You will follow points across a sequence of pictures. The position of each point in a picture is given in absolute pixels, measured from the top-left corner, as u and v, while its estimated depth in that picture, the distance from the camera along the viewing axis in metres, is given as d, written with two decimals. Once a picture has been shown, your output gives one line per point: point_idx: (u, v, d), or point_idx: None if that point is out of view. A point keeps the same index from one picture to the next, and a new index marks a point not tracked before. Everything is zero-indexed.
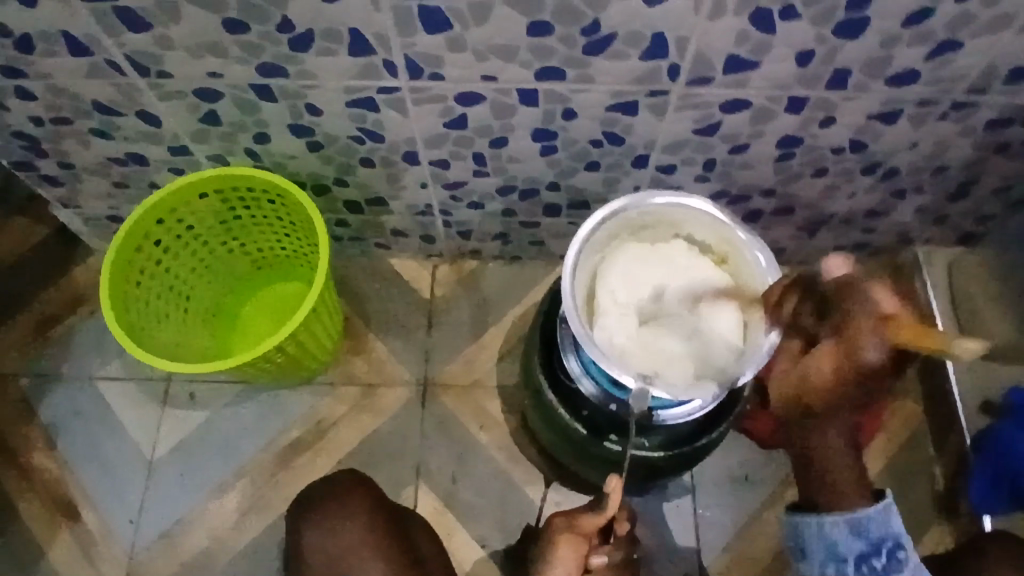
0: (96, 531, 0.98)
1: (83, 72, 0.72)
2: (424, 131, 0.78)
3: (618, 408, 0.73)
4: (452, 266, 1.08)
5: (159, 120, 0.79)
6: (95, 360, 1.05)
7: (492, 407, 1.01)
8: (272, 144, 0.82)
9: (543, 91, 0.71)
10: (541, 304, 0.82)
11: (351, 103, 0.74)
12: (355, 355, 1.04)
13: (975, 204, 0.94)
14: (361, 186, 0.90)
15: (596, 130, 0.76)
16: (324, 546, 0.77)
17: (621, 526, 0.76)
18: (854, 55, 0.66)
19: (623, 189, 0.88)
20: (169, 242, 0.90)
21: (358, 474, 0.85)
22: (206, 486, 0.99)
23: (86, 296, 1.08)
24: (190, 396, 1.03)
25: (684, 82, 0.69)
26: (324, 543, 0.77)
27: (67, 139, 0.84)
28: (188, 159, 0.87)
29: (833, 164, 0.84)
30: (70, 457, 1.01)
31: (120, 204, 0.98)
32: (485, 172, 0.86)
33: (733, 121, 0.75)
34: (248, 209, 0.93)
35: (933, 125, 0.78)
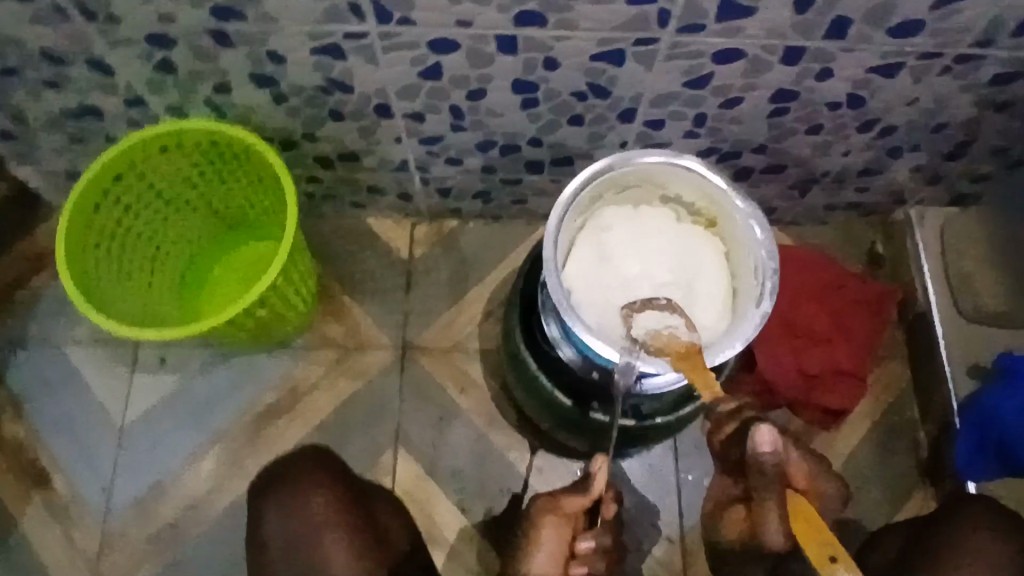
0: (68, 499, 0.95)
1: (23, 15, 0.66)
2: (398, 81, 0.73)
3: (600, 376, 0.70)
4: (431, 225, 1.04)
5: (111, 70, 0.73)
6: (61, 324, 1.01)
7: (472, 370, 0.99)
8: (233, 95, 0.77)
9: (523, 38, 0.65)
10: (522, 266, 0.78)
11: (316, 50, 0.68)
12: (330, 318, 1.00)
13: (972, 162, 0.90)
14: (332, 141, 0.85)
15: (580, 81, 0.72)
16: (289, 526, 0.79)
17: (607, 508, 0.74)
18: (856, 3, 0.62)
19: (608, 146, 0.84)
20: (129, 200, 0.85)
21: (316, 460, 0.85)
22: (181, 452, 0.97)
23: (49, 257, 1.03)
24: (161, 361, 1.00)
25: (674, 30, 0.64)
26: (290, 524, 0.79)
27: (16, 92, 0.78)
28: (146, 112, 0.82)
29: (829, 120, 0.80)
30: (38, 425, 0.98)
31: (78, 161, 0.93)
32: (462, 127, 0.81)
33: (725, 73, 0.71)
34: (212, 165, 0.88)
35: (934, 80, 0.74)
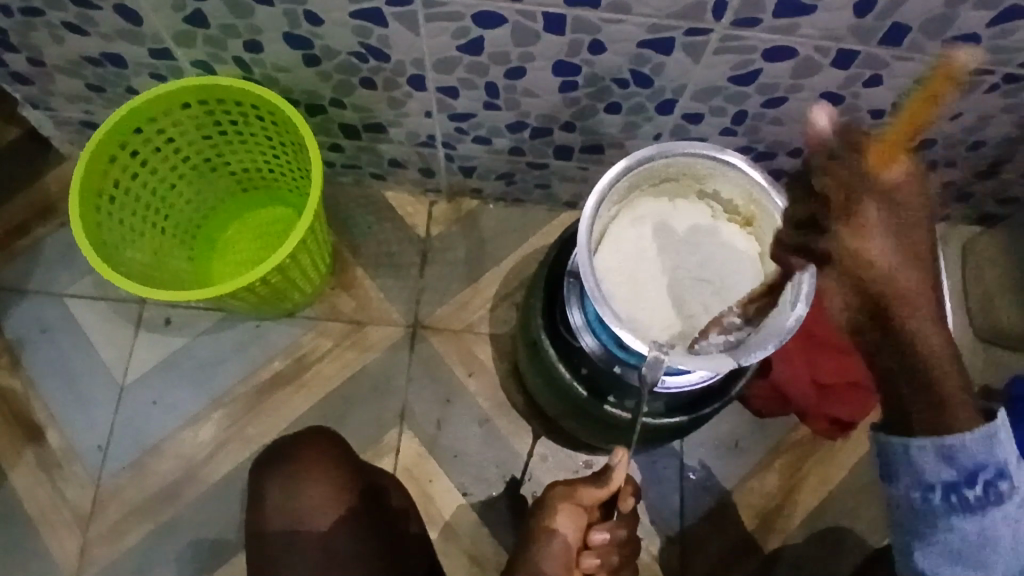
0: (62, 453, 0.94)
1: None
2: (436, 53, 0.71)
3: (621, 371, 0.69)
4: (451, 203, 1.02)
5: (139, 17, 0.71)
6: (65, 275, 0.99)
7: (482, 353, 0.98)
8: (264, 54, 0.74)
9: (572, 19, 0.63)
10: (550, 252, 0.76)
11: (356, 14, 0.66)
12: (342, 289, 0.99)
13: (1004, 183, 0.89)
14: (360, 110, 0.83)
15: (623, 67, 0.70)
16: (282, 502, 0.77)
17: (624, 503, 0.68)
18: (917, 11, 0.60)
19: (641, 136, 0.82)
20: (146, 154, 0.83)
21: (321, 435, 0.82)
22: (180, 414, 0.95)
23: (56, 206, 1.00)
24: (166, 321, 0.98)
25: (729, 23, 0.62)
26: (283, 500, 0.78)
27: (37, 32, 0.75)
28: (171, 64, 0.79)
29: (869, 128, 0.78)
30: (35, 376, 0.96)
31: (95, 109, 0.90)
32: (496, 106, 0.79)
33: (773, 71, 0.69)
34: (234, 123, 0.85)
35: (981, 96, 0.72)
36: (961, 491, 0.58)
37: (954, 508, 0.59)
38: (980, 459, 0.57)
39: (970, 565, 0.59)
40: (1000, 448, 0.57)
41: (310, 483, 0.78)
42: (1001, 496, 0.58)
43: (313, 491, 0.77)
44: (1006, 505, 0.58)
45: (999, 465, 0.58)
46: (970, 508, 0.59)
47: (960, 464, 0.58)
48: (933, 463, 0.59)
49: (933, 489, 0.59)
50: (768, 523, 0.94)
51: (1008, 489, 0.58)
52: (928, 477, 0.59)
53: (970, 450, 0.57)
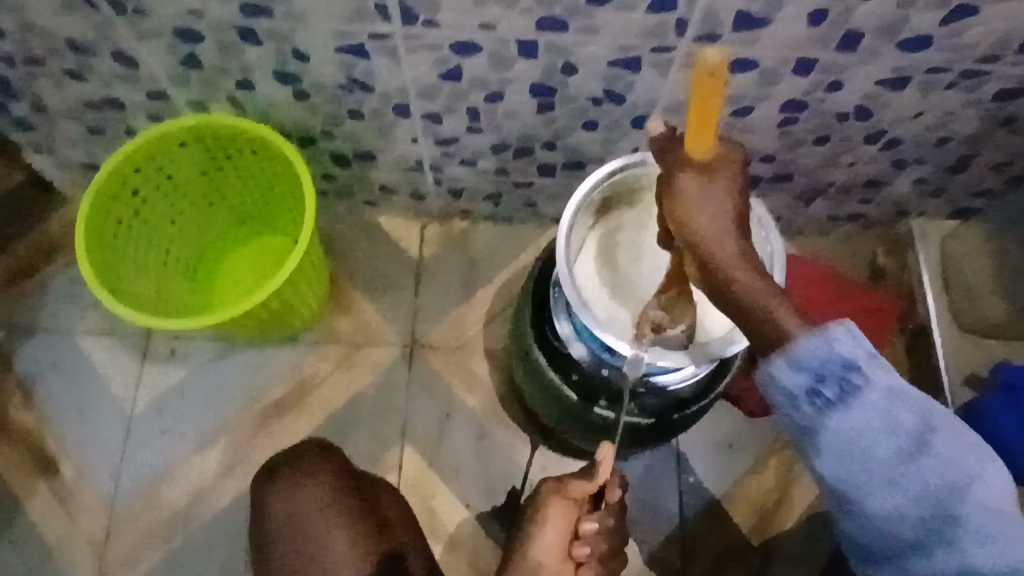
0: (73, 486, 0.96)
1: (52, 5, 0.67)
2: (418, 82, 0.74)
3: (609, 373, 0.72)
4: (442, 225, 1.05)
5: (136, 61, 0.75)
6: (72, 312, 1.02)
7: (479, 368, 1.00)
8: (256, 90, 0.78)
9: (544, 43, 0.67)
10: (535, 263, 0.79)
11: (341, 49, 0.70)
12: (340, 313, 1.02)
13: (974, 177, 0.92)
14: (349, 139, 0.87)
15: (597, 86, 0.74)
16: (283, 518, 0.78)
17: (612, 494, 0.70)
18: (868, 18, 0.64)
19: (620, 151, 0.86)
20: (146, 192, 0.87)
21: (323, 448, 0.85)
22: (186, 443, 0.98)
23: (61, 246, 1.04)
24: (170, 352, 1.01)
25: (692, 39, 0.66)
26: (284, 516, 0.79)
27: (38, 80, 0.79)
28: (168, 105, 0.83)
29: (836, 132, 0.82)
30: (45, 412, 0.99)
31: (96, 151, 0.94)
32: (479, 129, 0.83)
33: (739, 83, 0.73)
34: (229, 158, 0.89)
35: (940, 95, 0.76)
36: (820, 393, 0.50)
37: (826, 407, 0.51)
38: (823, 359, 0.49)
39: (884, 484, 0.51)
40: (847, 344, 0.49)
41: (310, 490, 0.79)
42: (857, 389, 0.50)
43: (312, 498, 0.79)
44: (867, 396, 0.50)
45: (846, 360, 0.49)
46: (836, 405, 0.51)
47: (807, 367, 0.50)
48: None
49: (798, 398, 0.51)
50: (768, 520, 0.96)
51: (965, 480, 0.50)
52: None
53: (806, 352, 0.49)
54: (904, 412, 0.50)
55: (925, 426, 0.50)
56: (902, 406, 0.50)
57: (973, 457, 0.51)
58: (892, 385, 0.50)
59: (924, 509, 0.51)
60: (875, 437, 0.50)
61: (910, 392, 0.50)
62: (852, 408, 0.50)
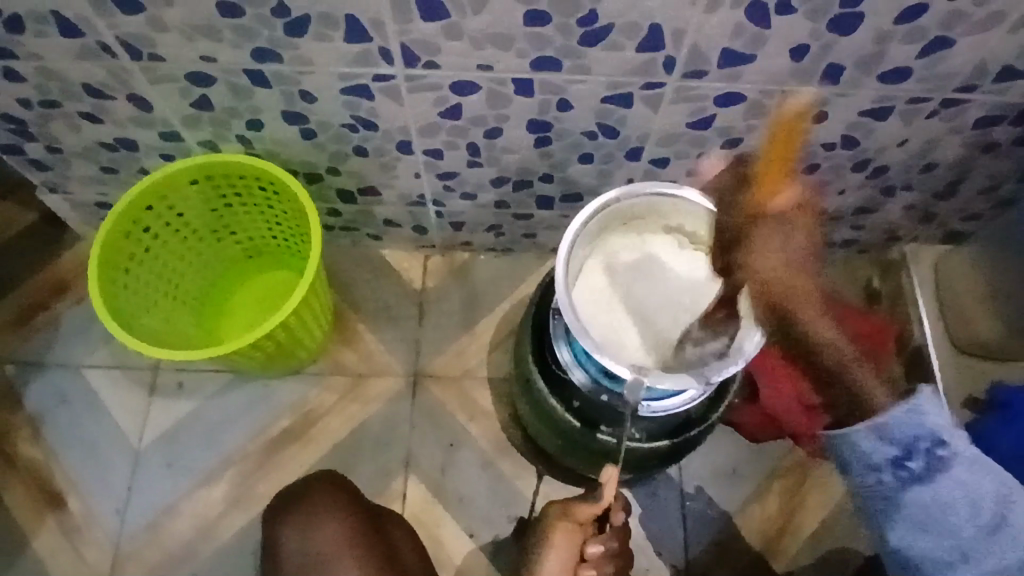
0: (80, 519, 0.97)
1: (72, 53, 0.71)
2: (420, 119, 0.77)
3: (609, 399, 0.73)
4: (444, 257, 1.08)
5: (150, 104, 0.78)
6: (81, 347, 1.04)
7: (482, 397, 1.02)
8: (264, 130, 0.82)
9: (539, 81, 0.70)
10: (535, 293, 0.82)
11: (346, 90, 0.73)
12: (345, 345, 1.04)
13: (963, 202, 0.95)
14: (354, 175, 0.90)
15: (591, 121, 0.77)
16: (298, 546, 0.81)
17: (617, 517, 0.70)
18: (847, 52, 0.67)
19: (616, 182, 0.88)
20: (158, 229, 0.90)
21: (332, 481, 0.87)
22: (193, 475, 0.99)
23: (72, 282, 1.06)
24: (178, 385, 1.02)
25: (680, 75, 0.69)
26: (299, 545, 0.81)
27: (55, 123, 0.83)
28: (179, 145, 0.86)
29: (825, 160, 0.85)
30: (54, 446, 1.00)
31: (109, 190, 0.97)
32: (479, 163, 0.86)
33: (727, 115, 0.75)
34: (238, 196, 0.92)
35: (923, 123, 0.78)
36: (906, 464, 0.68)
37: (906, 484, 0.68)
38: (915, 435, 0.68)
39: (963, 553, 0.65)
40: None
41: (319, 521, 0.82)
42: (943, 468, 0.66)
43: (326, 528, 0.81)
44: (953, 470, 0.66)
45: (933, 434, 0.67)
46: (919, 480, 0.67)
47: (897, 440, 0.69)
48: (873, 443, 0.70)
49: (881, 470, 0.70)
50: (772, 546, 0.96)
51: (941, 454, 0.67)
52: (874, 458, 0.70)
53: None
54: (987, 487, 0.65)
55: (1003, 496, 0.65)
56: (982, 475, 0.65)
57: (993, 486, 0.65)
58: (977, 456, 0.66)
59: (1015, 566, 0.64)
60: (959, 512, 0.65)
61: (986, 460, 0.66)
62: (938, 479, 0.66)
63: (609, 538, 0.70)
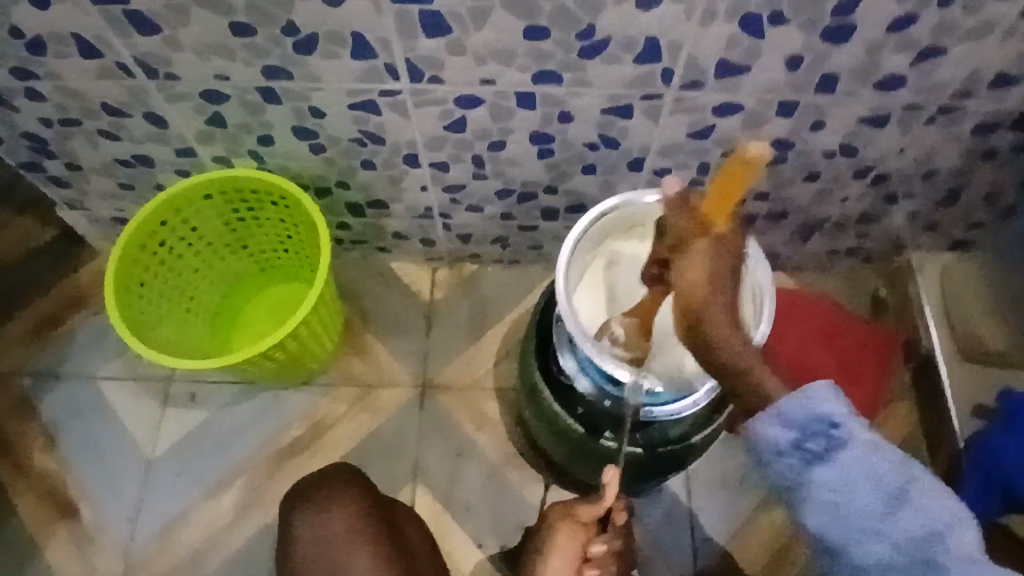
0: (94, 528, 0.99)
1: (91, 73, 0.74)
2: (425, 133, 0.80)
3: (611, 404, 0.74)
4: (451, 269, 1.09)
5: (165, 121, 0.81)
6: (97, 359, 1.06)
7: (489, 407, 1.03)
8: (276, 146, 0.84)
9: (540, 94, 0.72)
10: (539, 302, 0.83)
11: (353, 105, 0.76)
12: (354, 356, 1.05)
13: (965, 210, 0.95)
14: (362, 189, 0.92)
15: (592, 133, 0.78)
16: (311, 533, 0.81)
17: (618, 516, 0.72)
18: (842, 62, 0.68)
19: (619, 193, 0.90)
20: (172, 243, 0.92)
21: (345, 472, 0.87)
22: (204, 484, 1.00)
23: (88, 296, 1.09)
24: (191, 396, 1.04)
25: (678, 86, 0.71)
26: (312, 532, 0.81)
27: (74, 140, 0.86)
28: (193, 161, 0.89)
29: (825, 169, 0.86)
30: (69, 456, 1.02)
31: (125, 206, 1.00)
32: (483, 176, 0.88)
33: (726, 126, 0.77)
34: (250, 210, 0.95)
35: (921, 131, 0.79)
36: (806, 445, 0.56)
37: (809, 460, 0.56)
38: (804, 414, 0.55)
39: (872, 534, 0.55)
40: (825, 402, 0.54)
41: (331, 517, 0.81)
42: (841, 444, 0.55)
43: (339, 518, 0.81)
44: (850, 448, 0.55)
45: (830, 417, 0.55)
46: (820, 459, 0.56)
47: (792, 420, 0.55)
48: (778, 431, 0.55)
49: (784, 452, 0.56)
50: (781, 555, 0.95)
51: (837, 434, 0.55)
52: (774, 443, 0.56)
53: (793, 410, 0.54)
54: (883, 466, 0.55)
55: (903, 481, 0.55)
56: (879, 457, 0.55)
57: (945, 509, 0.55)
58: (872, 440, 0.56)
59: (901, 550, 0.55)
60: (859, 482, 0.55)
61: (886, 447, 0.56)
62: (838, 456, 0.55)
63: (609, 537, 0.71)
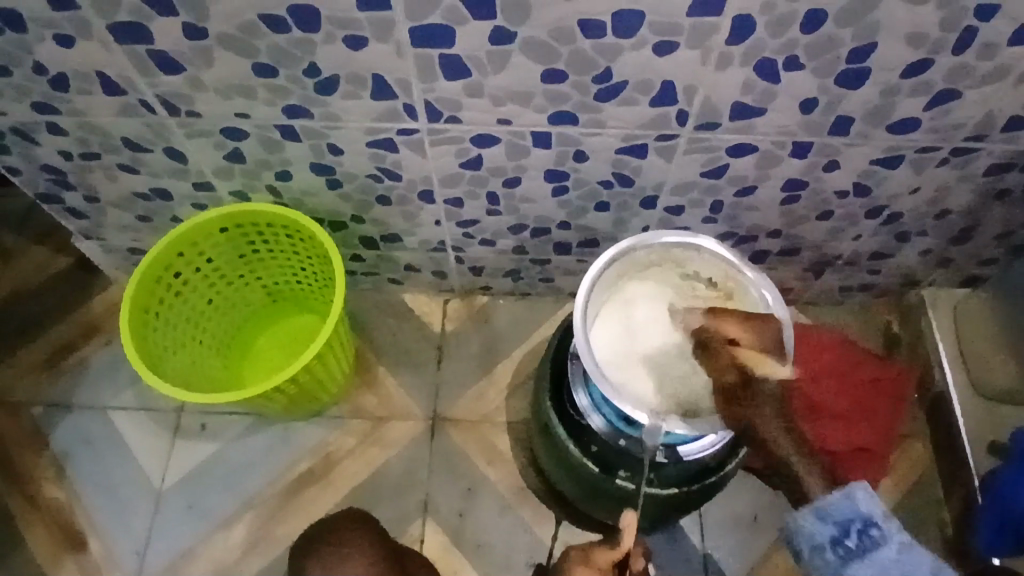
0: (101, 560, 0.98)
1: (114, 110, 0.75)
2: (441, 170, 0.80)
3: (627, 443, 0.74)
4: (463, 301, 1.10)
5: (185, 157, 0.82)
6: (109, 389, 1.06)
7: (500, 442, 1.02)
8: (293, 181, 0.85)
9: (556, 134, 0.73)
10: (553, 338, 0.83)
11: (371, 143, 0.77)
12: (366, 388, 1.05)
13: (978, 247, 0.95)
14: (376, 223, 0.93)
15: (606, 171, 0.79)
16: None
17: (635, 563, 0.71)
18: (856, 105, 0.69)
19: (632, 229, 0.90)
20: (188, 275, 0.93)
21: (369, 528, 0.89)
22: (213, 517, 0.99)
23: (101, 325, 1.10)
24: (202, 427, 1.04)
25: (693, 127, 0.71)
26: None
27: (94, 174, 0.87)
28: (210, 195, 0.90)
29: (838, 207, 0.86)
30: (78, 487, 1.02)
31: (141, 237, 1.01)
32: (498, 212, 0.88)
33: (740, 165, 0.78)
34: (266, 243, 0.95)
35: (934, 171, 0.80)
36: (843, 544, 0.62)
37: (847, 560, 0.62)
38: (850, 516, 0.62)
39: None
40: (865, 502, 0.62)
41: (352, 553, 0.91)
42: (878, 543, 0.61)
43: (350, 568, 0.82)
44: (886, 549, 0.61)
45: (865, 516, 0.62)
46: (859, 557, 0.61)
47: (836, 520, 0.63)
48: (815, 525, 0.63)
49: (826, 547, 0.63)
50: None
51: (872, 533, 0.62)
52: (817, 537, 0.63)
53: (834, 506, 0.63)
54: (920, 562, 0.60)
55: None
56: (915, 558, 0.61)
57: None
58: (907, 542, 0.61)
59: None
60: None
61: (920, 547, 0.61)
62: (877, 553, 0.61)
63: None
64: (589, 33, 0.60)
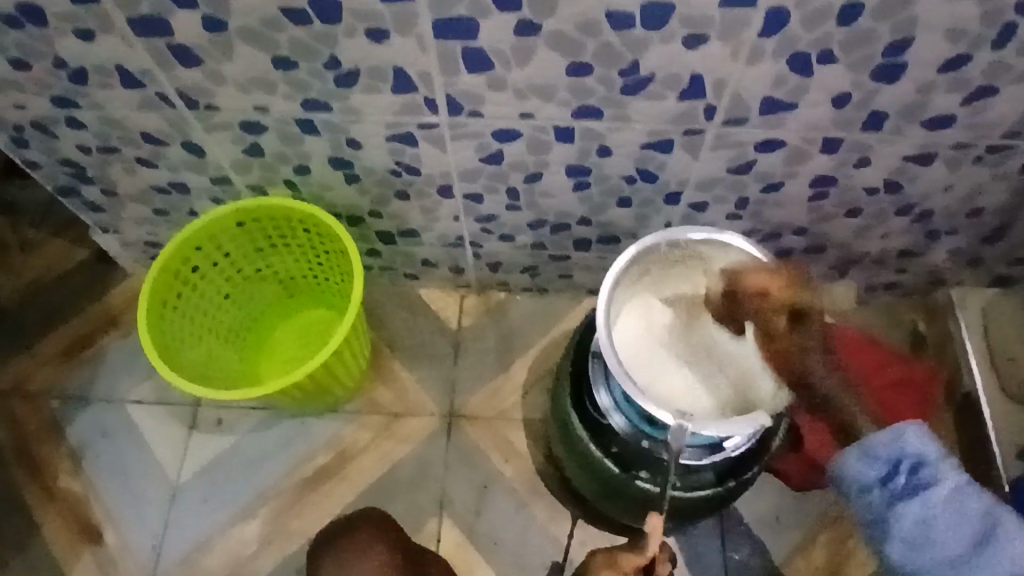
0: (118, 552, 0.98)
1: (132, 103, 0.74)
2: (461, 165, 0.79)
3: (650, 445, 0.72)
4: (480, 296, 1.08)
5: (204, 151, 0.81)
6: (126, 382, 1.06)
7: (516, 439, 1.01)
8: (311, 176, 0.84)
9: (580, 129, 0.71)
10: (574, 336, 0.82)
11: (390, 137, 0.75)
12: (381, 383, 1.04)
13: (1010, 246, 0.93)
14: (394, 218, 0.92)
15: (630, 167, 0.77)
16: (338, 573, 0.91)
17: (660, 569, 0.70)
18: (891, 100, 0.67)
19: (653, 226, 0.89)
20: (205, 268, 0.92)
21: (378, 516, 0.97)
22: (229, 511, 0.99)
23: (118, 318, 1.10)
24: (217, 421, 1.04)
25: (721, 123, 0.70)
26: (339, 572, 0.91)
27: (112, 167, 0.86)
28: (228, 189, 0.89)
29: (868, 205, 0.84)
30: (95, 479, 1.02)
31: (158, 230, 1.01)
32: (517, 207, 0.87)
33: (767, 161, 0.76)
34: (282, 236, 0.94)
35: (969, 169, 0.77)
36: (892, 483, 0.65)
37: (893, 498, 0.64)
38: (897, 455, 0.64)
39: (931, 551, 0.63)
40: (915, 445, 0.64)
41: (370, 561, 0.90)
42: (930, 483, 0.64)
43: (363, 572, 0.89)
44: (938, 489, 0.63)
45: (915, 457, 0.64)
46: (907, 495, 0.64)
47: (884, 458, 0.65)
48: (860, 465, 0.66)
49: (873, 488, 0.65)
50: None
51: (924, 476, 0.64)
52: (863, 478, 0.66)
53: (878, 445, 0.65)
54: (975, 505, 0.63)
55: (990, 521, 0.62)
56: (969, 500, 0.63)
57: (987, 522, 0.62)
58: (960, 484, 0.63)
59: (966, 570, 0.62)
60: (942, 526, 0.63)
61: (976, 491, 0.63)
62: (931, 492, 0.63)
63: None
64: (617, 26, 0.59)
